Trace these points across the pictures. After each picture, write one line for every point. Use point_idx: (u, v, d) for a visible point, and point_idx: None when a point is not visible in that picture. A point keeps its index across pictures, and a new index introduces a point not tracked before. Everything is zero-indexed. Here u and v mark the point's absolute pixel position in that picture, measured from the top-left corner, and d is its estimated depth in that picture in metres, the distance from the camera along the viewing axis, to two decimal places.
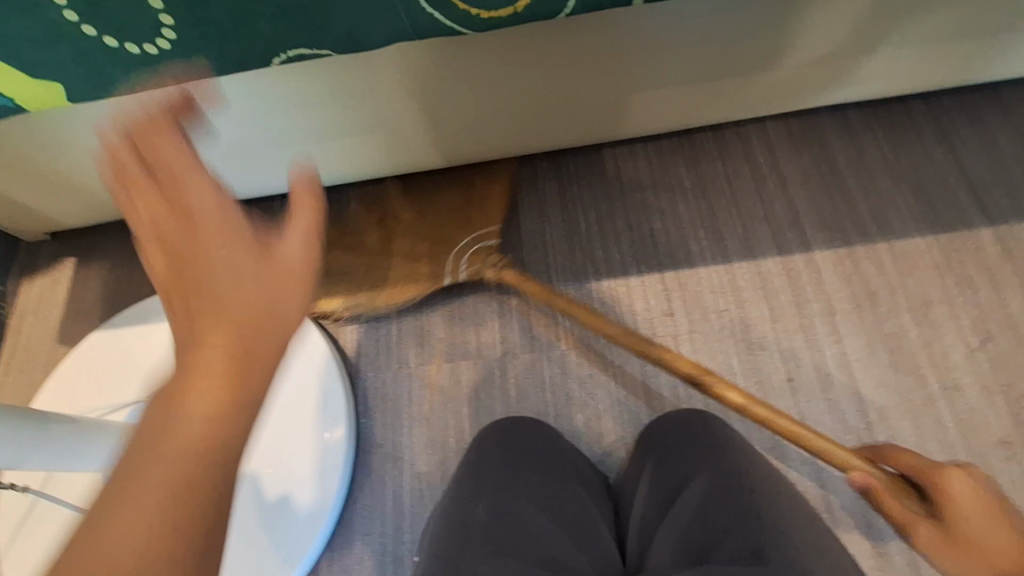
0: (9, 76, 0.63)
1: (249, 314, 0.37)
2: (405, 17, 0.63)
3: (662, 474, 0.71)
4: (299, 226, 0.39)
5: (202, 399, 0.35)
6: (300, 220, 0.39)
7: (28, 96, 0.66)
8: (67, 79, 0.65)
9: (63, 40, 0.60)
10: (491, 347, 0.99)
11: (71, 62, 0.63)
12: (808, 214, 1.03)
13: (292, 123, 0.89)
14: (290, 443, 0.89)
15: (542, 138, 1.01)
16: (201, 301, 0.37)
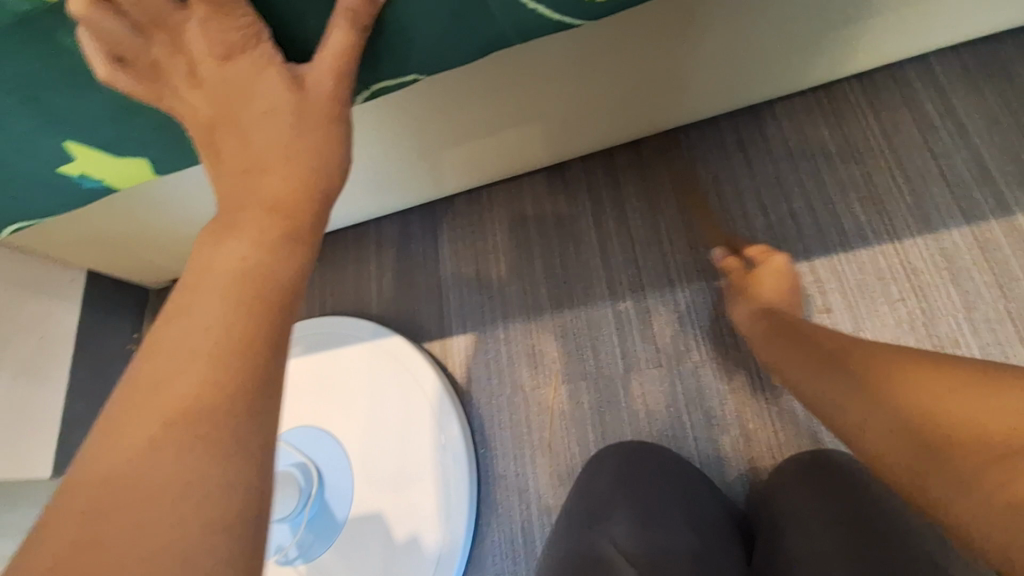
0: (96, 159, 0.58)
1: (279, 269, 0.41)
2: (502, 21, 0.47)
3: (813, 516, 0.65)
4: (340, 63, 0.43)
5: (218, 317, 0.37)
6: (334, 39, 0.42)
7: (117, 175, 0.61)
8: (151, 154, 0.59)
9: (134, 114, 0.53)
10: (612, 363, 0.89)
11: (150, 137, 0.56)
12: (1004, 168, 0.81)
13: (368, 157, 0.87)
14: (412, 480, 0.86)
15: (638, 124, 0.91)
16: (229, 277, 0.39)
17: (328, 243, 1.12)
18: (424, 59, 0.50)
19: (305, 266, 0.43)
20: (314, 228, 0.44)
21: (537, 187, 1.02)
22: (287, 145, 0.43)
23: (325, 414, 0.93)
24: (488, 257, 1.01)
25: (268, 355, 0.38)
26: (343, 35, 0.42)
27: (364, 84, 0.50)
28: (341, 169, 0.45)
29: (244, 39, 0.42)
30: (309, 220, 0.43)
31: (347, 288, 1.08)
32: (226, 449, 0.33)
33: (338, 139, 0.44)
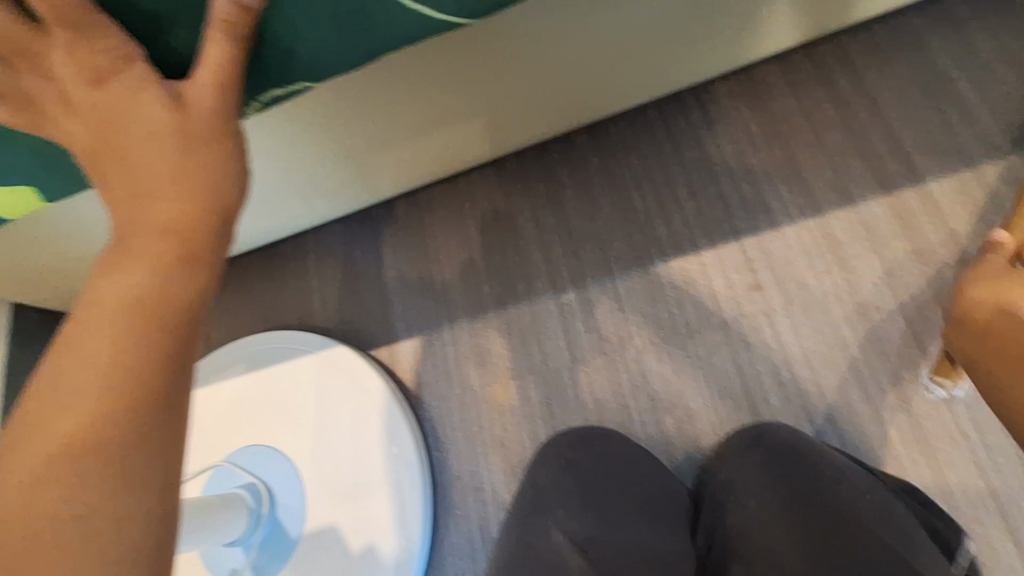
0: None
1: (173, 292, 0.40)
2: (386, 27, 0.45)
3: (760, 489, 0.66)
4: (220, 76, 0.41)
5: (109, 350, 0.37)
6: (212, 53, 0.41)
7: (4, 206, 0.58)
8: (38, 181, 0.56)
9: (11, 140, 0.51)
10: (557, 356, 0.89)
11: (33, 162, 0.53)
12: (914, 139, 0.84)
13: (293, 164, 0.85)
14: (364, 491, 0.85)
15: (569, 117, 0.90)
16: (121, 306, 0.38)
17: (267, 256, 1.09)
18: (310, 67, 0.48)
19: (204, 291, 0.42)
20: (214, 251, 0.42)
21: (475, 185, 1.02)
22: (174, 167, 0.41)
23: (272, 432, 0.92)
24: (430, 259, 1.01)
25: (162, 386, 0.37)
26: (219, 49, 0.41)
27: (252, 95, 0.49)
28: (234, 186, 0.43)
29: (112, 60, 0.40)
30: (203, 242, 0.41)
31: (289, 300, 1.05)
32: (120, 484, 0.34)
33: (226, 156, 0.42)
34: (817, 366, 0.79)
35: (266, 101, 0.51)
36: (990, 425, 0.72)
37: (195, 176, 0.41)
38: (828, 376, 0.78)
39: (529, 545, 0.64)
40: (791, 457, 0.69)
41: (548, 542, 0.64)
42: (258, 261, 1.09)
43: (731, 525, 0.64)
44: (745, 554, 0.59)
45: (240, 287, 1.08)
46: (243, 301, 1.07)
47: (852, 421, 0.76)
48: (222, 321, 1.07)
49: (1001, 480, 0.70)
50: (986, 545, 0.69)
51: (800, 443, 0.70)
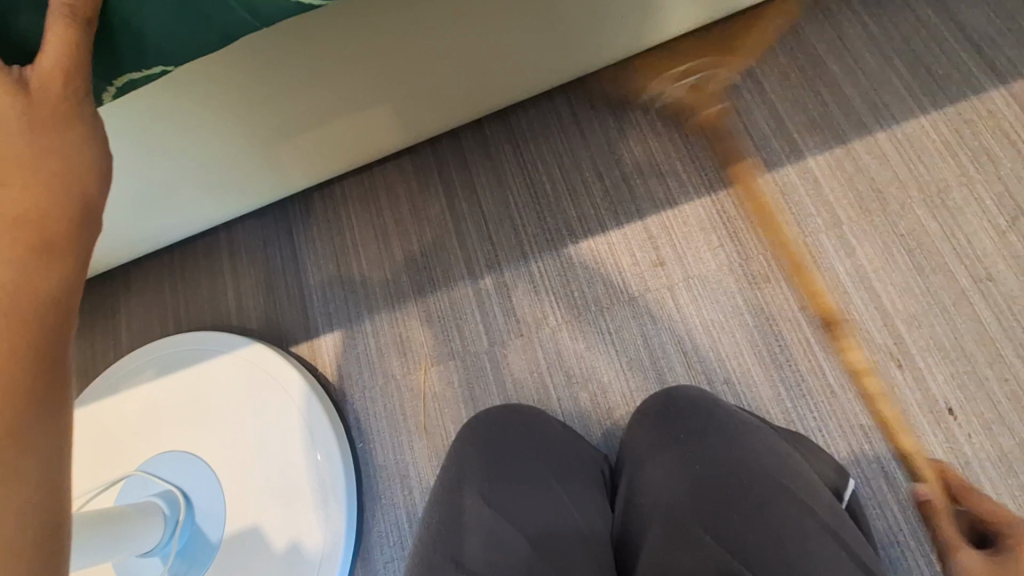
0: None
1: (37, 284, 0.38)
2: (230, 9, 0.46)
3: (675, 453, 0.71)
4: (65, 57, 0.41)
5: None
6: (53, 36, 0.40)
7: None
8: None
9: None
10: (477, 340, 0.91)
11: None
12: (793, 117, 0.91)
13: (189, 157, 0.81)
14: (288, 488, 0.84)
15: (476, 103, 0.92)
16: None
17: (176, 257, 1.05)
18: (164, 49, 0.48)
19: (74, 281, 0.40)
20: (79, 239, 0.40)
21: (390, 176, 1.01)
22: (26, 156, 0.39)
23: (188, 436, 0.89)
24: (347, 252, 1.00)
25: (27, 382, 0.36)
26: (60, 33, 0.41)
27: (106, 80, 0.48)
28: (98, 170, 0.42)
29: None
30: (62, 229, 0.39)
31: (202, 301, 1.02)
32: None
33: (86, 140, 0.41)
34: (716, 334, 0.84)
35: (122, 86, 0.50)
36: (864, 376, 0.79)
37: (48, 161, 0.40)
38: (725, 342, 0.83)
39: (439, 514, 0.69)
40: (693, 416, 0.73)
41: (458, 507, 0.69)
42: (168, 262, 1.05)
43: (647, 493, 0.70)
44: (668, 526, 0.66)
45: (147, 291, 1.04)
46: (150, 304, 1.03)
47: (747, 382, 0.82)
48: (131, 327, 1.02)
49: (874, 424, 0.78)
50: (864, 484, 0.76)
51: (711, 406, 0.74)
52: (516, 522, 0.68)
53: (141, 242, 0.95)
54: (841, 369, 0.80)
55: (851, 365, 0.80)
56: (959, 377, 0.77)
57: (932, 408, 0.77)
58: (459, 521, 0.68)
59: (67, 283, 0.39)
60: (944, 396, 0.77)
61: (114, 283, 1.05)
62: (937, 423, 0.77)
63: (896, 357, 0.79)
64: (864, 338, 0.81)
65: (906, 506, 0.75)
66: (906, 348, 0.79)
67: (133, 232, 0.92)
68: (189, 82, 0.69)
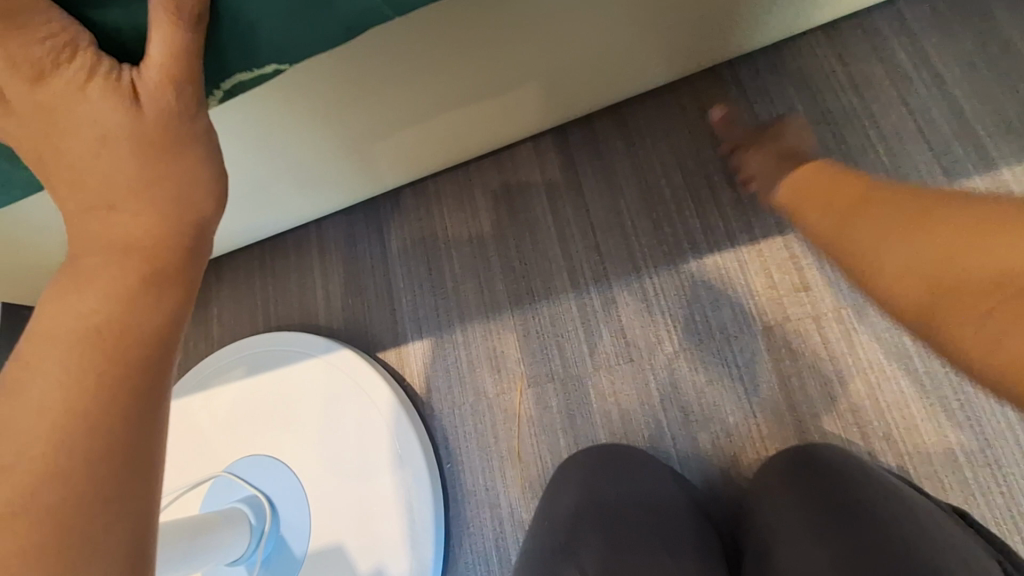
0: None
1: (145, 327, 0.35)
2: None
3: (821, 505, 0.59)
4: (173, 68, 0.36)
5: (73, 395, 0.32)
6: (159, 40, 0.35)
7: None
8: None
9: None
10: (579, 362, 0.82)
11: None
12: (984, 118, 0.75)
13: (286, 154, 0.76)
14: (373, 508, 0.80)
15: (592, 96, 0.82)
16: (95, 337, 0.33)
17: (267, 251, 1.01)
18: (278, 44, 0.41)
19: (178, 319, 0.37)
20: (188, 273, 0.38)
21: (488, 173, 0.93)
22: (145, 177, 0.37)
23: (276, 443, 0.86)
24: (440, 254, 0.93)
25: (132, 405, 0.33)
26: (164, 35, 0.35)
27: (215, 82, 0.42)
28: (211, 196, 0.39)
29: (52, 53, 0.34)
30: (171, 264, 0.37)
31: (291, 298, 0.98)
32: (66, 554, 0.29)
33: (198, 163, 0.38)
34: (873, 379, 0.71)
35: (230, 88, 0.44)
36: None
37: (162, 185, 0.37)
38: (884, 390, 0.70)
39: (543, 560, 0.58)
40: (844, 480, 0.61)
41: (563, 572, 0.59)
42: (259, 255, 1.02)
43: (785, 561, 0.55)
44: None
45: (238, 284, 1.01)
46: (242, 300, 1.01)
47: (912, 441, 0.68)
48: (223, 320, 1.01)
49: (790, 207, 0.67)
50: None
51: (865, 471, 0.62)
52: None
53: (233, 238, 0.92)
54: None
55: None
56: None
57: None
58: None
59: (172, 320, 0.36)
60: None
61: (207, 276, 1.03)
62: None
63: None
64: None
65: None
66: None
67: (226, 228, 0.88)
68: (298, 80, 0.62)
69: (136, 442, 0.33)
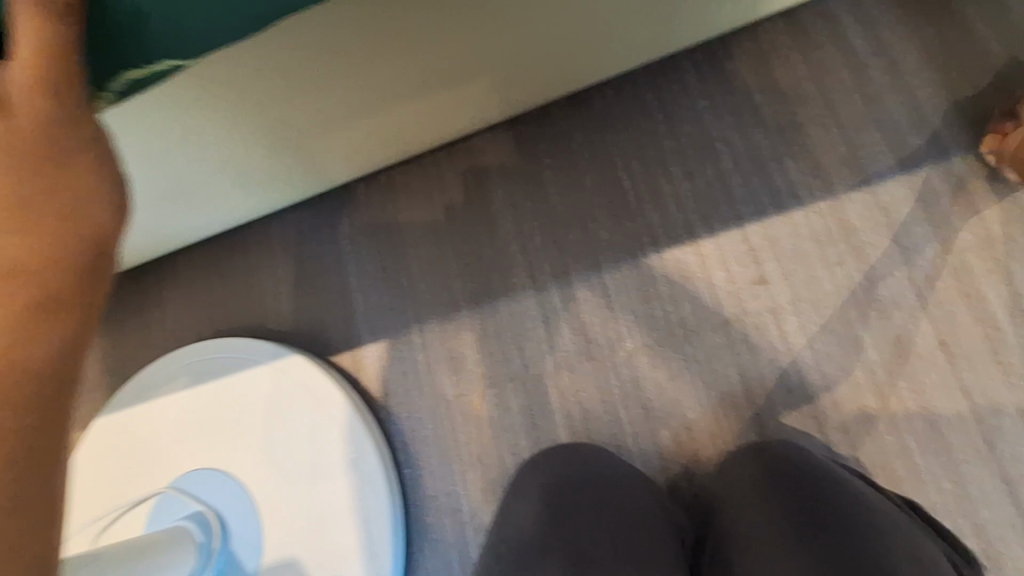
0: None
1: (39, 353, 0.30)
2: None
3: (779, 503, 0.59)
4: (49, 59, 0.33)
5: None
6: (30, 32, 0.33)
7: None
8: None
9: None
10: (539, 360, 0.80)
11: None
12: (938, 107, 0.74)
13: (217, 151, 0.70)
14: (328, 520, 0.76)
15: (547, 86, 0.78)
16: None
17: (210, 249, 0.96)
18: (172, 34, 0.38)
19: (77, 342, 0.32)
20: (97, 284, 0.34)
21: (443, 166, 0.90)
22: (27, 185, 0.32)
23: (223, 455, 0.81)
24: (394, 251, 0.89)
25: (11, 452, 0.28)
26: (36, 25, 0.33)
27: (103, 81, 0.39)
28: (114, 205, 0.35)
29: None
30: (76, 277, 0.33)
31: (238, 300, 0.93)
32: None
33: (97, 169, 0.35)
34: (830, 371, 0.71)
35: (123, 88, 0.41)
36: (1015, 431, 0.66)
37: (57, 192, 0.33)
38: (841, 382, 0.70)
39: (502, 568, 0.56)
40: (800, 475, 0.61)
41: None
42: (201, 255, 0.96)
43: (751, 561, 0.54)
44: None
45: (181, 285, 0.95)
46: (185, 303, 0.95)
47: (867, 431, 0.69)
48: (164, 325, 0.95)
49: None
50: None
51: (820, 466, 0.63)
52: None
53: (171, 240, 0.86)
54: (987, 421, 0.66)
55: (1001, 420, 0.66)
56: None
57: None
58: None
59: (69, 342, 0.32)
60: None
61: (147, 277, 0.97)
62: None
63: None
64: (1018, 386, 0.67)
65: None
66: None
67: (158, 230, 0.82)
68: (219, 75, 0.57)
69: (43, 447, 0.29)
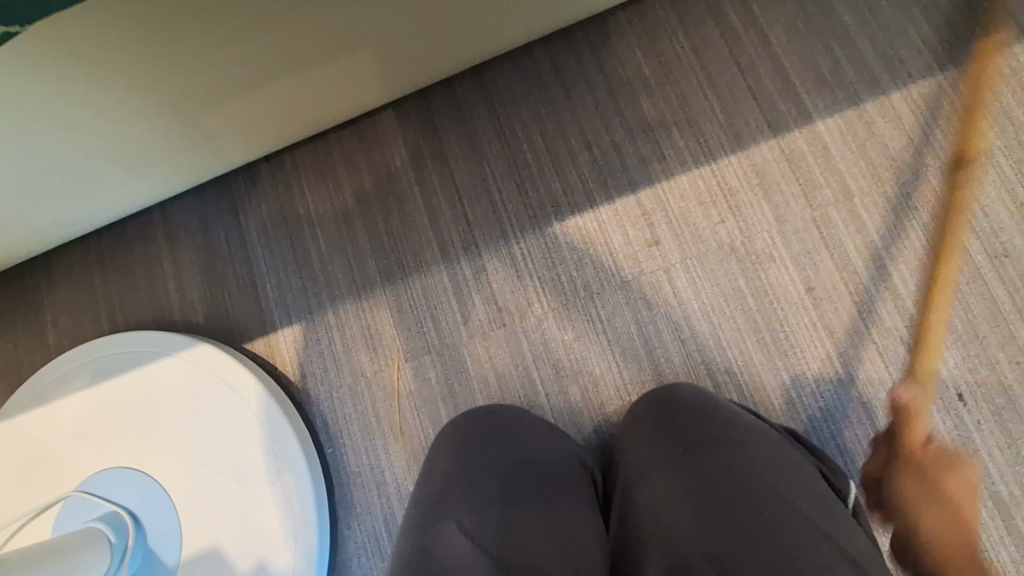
0: None
1: None
2: None
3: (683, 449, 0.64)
4: None
5: None
6: None
7: None
8: None
9: None
10: (454, 331, 0.82)
11: None
12: (802, 75, 0.81)
13: (92, 128, 0.67)
14: (250, 505, 0.76)
15: (443, 60, 0.79)
16: None
17: (104, 240, 0.91)
18: None
19: None
20: None
21: (348, 145, 0.89)
22: None
23: (133, 450, 0.79)
24: (302, 233, 0.88)
25: None
26: None
27: None
28: None
29: None
30: None
31: (139, 293, 0.89)
32: None
33: None
34: (716, 320, 0.78)
35: None
36: (871, 361, 0.75)
37: None
38: (727, 329, 0.77)
39: (420, 547, 0.62)
40: (697, 416, 0.67)
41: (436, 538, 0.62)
42: (95, 247, 0.91)
43: (643, 509, 0.63)
44: (668, 556, 0.58)
45: (74, 280, 0.90)
46: (80, 299, 0.90)
47: (749, 371, 0.76)
48: (58, 324, 0.89)
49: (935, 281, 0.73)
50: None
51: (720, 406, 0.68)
52: (496, 553, 0.62)
53: (57, 231, 0.81)
54: (848, 353, 0.75)
55: (859, 351, 0.75)
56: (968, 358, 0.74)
57: (940, 394, 0.74)
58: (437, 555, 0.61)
59: None
60: (953, 381, 0.73)
61: (36, 274, 0.91)
62: (944, 409, 0.73)
63: (903, 338, 0.75)
64: (873, 322, 0.76)
65: None
66: (911, 326, 0.75)
67: (40, 221, 0.77)
68: (79, 40, 0.55)
69: None
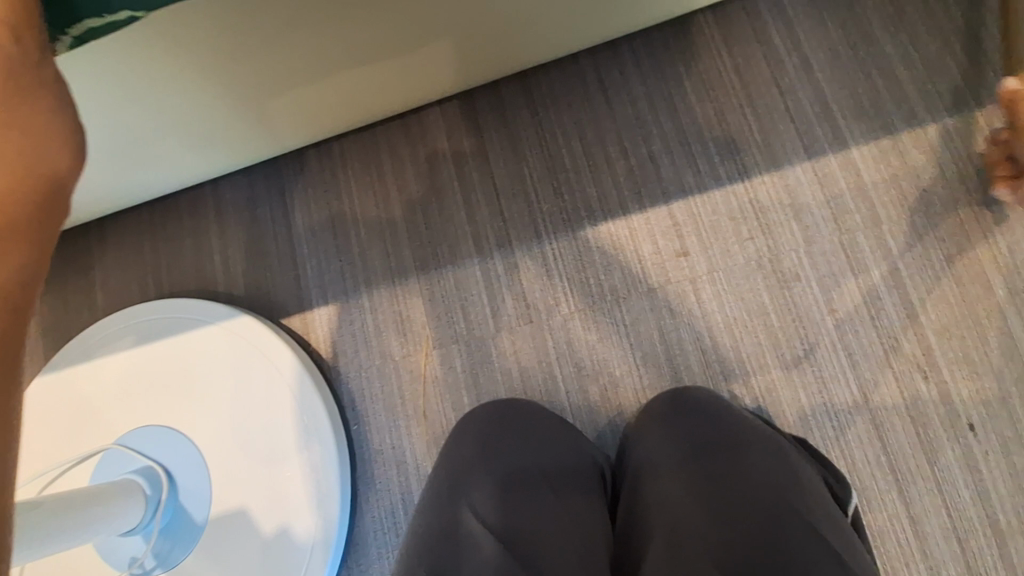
0: None
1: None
2: None
3: (691, 452, 0.68)
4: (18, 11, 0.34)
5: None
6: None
7: None
8: None
9: None
10: (482, 323, 0.86)
11: None
12: (840, 102, 0.83)
13: (165, 107, 0.71)
14: (276, 471, 0.80)
15: (494, 63, 0.83)
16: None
17: (157, 211, 0.96)
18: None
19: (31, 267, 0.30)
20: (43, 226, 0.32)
21: (394, 137, 0.93)
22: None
23: (171, 411, 0.83)
24: (344, 218, 0.92)
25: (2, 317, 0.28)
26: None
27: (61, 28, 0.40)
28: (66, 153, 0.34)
29: None
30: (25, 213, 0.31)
31: (185, 263, 0.93)
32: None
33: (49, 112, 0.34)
34: (737, 333, 0.80)
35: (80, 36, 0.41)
36: (886, 386, 0.77)
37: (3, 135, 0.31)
38: (747, 343, 0.80)
39: (438, 526, 0.66)
40: (706, 423, 0.70)
41: (455, 520, 0.66)
42: (147, 216, 0.96)
43: (651, 504, 0.65)
44: (673, 545, 0.60)
45: (126, 246, 0.95)
46: (130, 264, 0.94)
47: (767, 386, 0.78)
48: (107, 287, 0.94)
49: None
50: (881, 511, 0.74)
51: (728, 415, 0.71)
52: (509, 540, 0.65)
53: (118, 199, 0.86)
54: (865, 377, 0.77)
55: (875, 376, 0.77)
56: (982, 392, 0.75)
57: (953, 423, 0.75)
58: (455, 534, 0.65)
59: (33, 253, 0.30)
60: (966, 412, 0.75)
61: (90, 237, 0.96)
62: (956, 438, 0.75)
63: (921, 367, 0.77)
64: (891, 347, 0.77)
65: (917, 521, 0.74)
66: (929, 356, 0.77)
67: (104, 188, 0.82)
68: (158, 27, 0.58)
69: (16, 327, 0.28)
